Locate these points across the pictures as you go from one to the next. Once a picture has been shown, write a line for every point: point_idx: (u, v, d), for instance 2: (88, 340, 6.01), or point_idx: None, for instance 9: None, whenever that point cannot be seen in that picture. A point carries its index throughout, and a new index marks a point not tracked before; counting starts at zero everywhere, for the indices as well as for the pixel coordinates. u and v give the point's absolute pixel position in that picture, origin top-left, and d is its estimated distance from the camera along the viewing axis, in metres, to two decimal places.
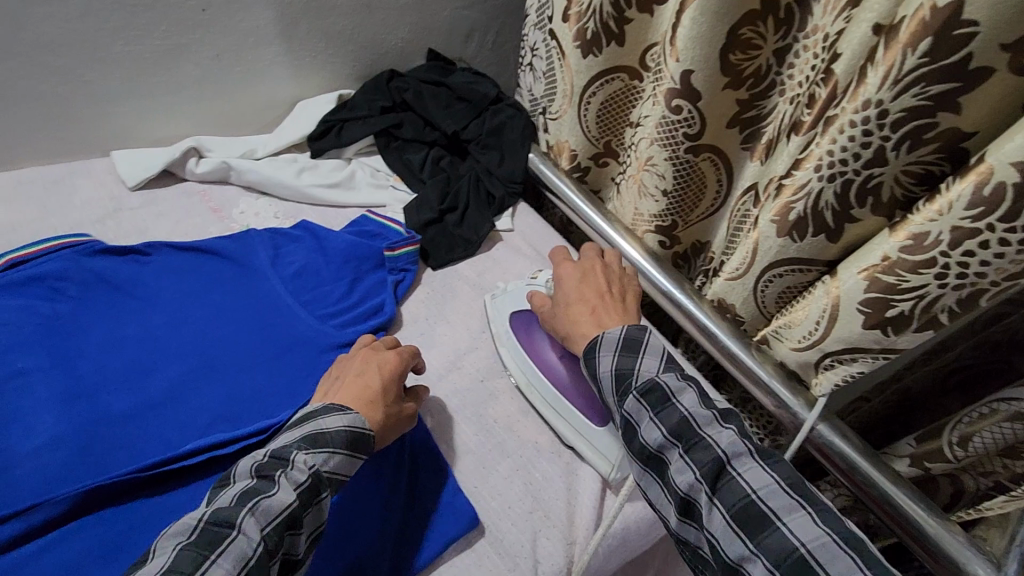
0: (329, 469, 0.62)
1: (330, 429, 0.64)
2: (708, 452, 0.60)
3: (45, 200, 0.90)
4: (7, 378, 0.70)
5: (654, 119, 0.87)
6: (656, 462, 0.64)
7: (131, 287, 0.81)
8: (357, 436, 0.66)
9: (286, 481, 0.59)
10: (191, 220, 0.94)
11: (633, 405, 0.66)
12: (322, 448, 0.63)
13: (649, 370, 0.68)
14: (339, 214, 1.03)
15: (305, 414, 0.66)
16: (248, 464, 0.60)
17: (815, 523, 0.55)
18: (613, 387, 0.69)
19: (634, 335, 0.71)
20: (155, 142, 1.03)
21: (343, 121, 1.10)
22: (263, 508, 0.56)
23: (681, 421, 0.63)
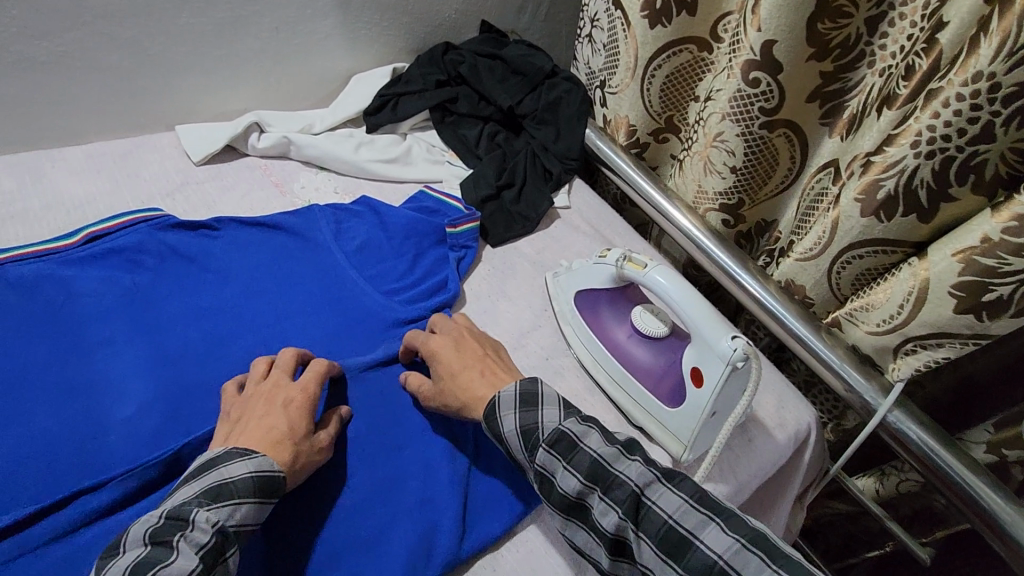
0: (236, 523, 0.56)
1: (233, 479, 0.58)
2: (622, 489, 0.60)
3: (115, 174, 0.92)
4: (96, 347, 0.72)
5: (727, 93, 0.84)
6: (580, 510, 0.63)
7: (204, 259, 0.82)
8: (265, 480, 0.59)
9: (184, 544, 0.52)
10: (255, 195, 0.95)
11: (544, 456, 0.64)
12: (228, 500, 0.56)
13: (550, 421, 0.67)
14: (397, 189, 1.03)
15: (203, 465, 0.59)
16: (139, 528, 0.53)
17: (725, 531, 0.56)
18: (518, 443, 0.66)
19: (527, 390, 0.69)
20: (215, 116, 1.04)
21: (398, 95, 1.09)
22: None
23: (591, 465, 0.62)
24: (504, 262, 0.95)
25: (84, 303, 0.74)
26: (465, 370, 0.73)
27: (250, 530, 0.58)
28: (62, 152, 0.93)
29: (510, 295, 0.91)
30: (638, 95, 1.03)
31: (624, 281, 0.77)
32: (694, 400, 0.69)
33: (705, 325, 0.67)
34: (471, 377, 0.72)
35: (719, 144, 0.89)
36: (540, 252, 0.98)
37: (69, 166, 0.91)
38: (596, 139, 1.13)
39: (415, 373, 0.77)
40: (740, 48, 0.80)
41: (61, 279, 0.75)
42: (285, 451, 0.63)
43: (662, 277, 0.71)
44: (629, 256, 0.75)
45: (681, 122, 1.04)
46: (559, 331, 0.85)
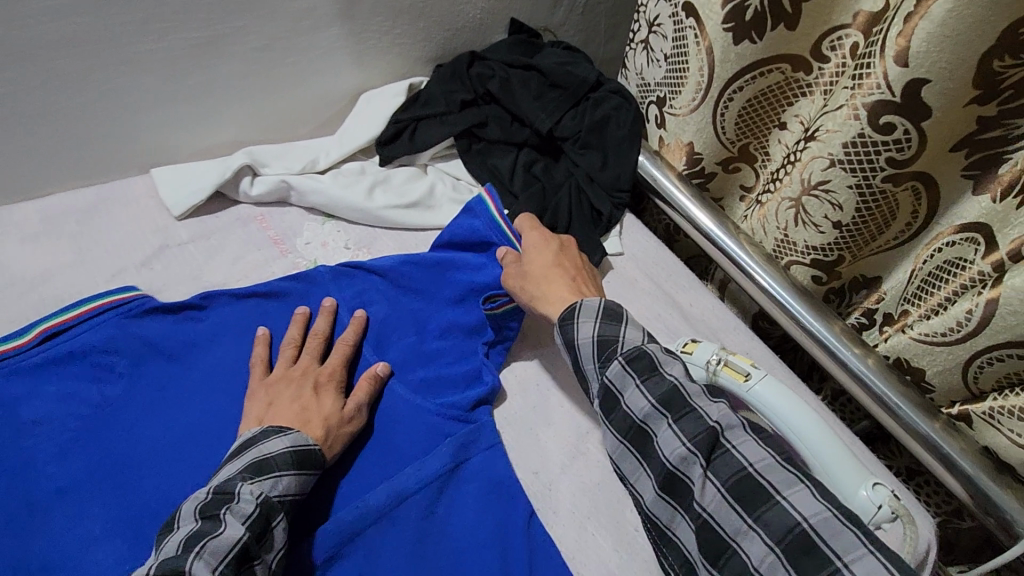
0: (280, 494, 0.56)
1: (272, 453, 0.58)
2: (697, 421, 0.52)
3: (78, 238, 0.75)
4: (59, 494, 0.59)
5: (840, 135, 0.66)
6: (641, 436, 0.54)
7: (189, 356, 0.68)
8: (302, 454, 0.59)
9: (232, 516, 0.52)
10: (251, 257, 0.79)
11: (616, 372, 0.56)
12: (269, 473, 0.56)
13: (633, 340, 0.59)
14: (419, 239, 0.86)
15: (242, 446, 0.59)
16: (188, 504, 0.52)
17: (815, 497, 0.47)
18: (591, 353, 0.59)
19: (613, 307, 0.62)
20: (197, 154, 0.86)
21: (416, 120, 0.91)
22: (212, 548, 0.48)
23: (668, 390, 0.54)
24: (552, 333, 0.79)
25: (45, 433, 0.61)
26: (557, 267, 0.68)
27: (294, 500, 0.58)
28: (14, 212, 0.76)
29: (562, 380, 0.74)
30: (708, 120, 0.85)
31: (716, 386, 0.62)
32: None
33: (836, 469, 0.52)
34: (560, 277, 0.68)
35: (821, 193, 0.72)
36: None
37: (23, 232, 0.75)
38: (649, 166, 0.94)
39: (513, 252, 0.74)
40: (864, 83, 0.62)
41: (9, 405, 0.61)
42: (318, 426, 0.62)
43: (772, 395, 0.56)
44: (725, 358, 0.60)
45: (759, 152, 0.86)
46: None
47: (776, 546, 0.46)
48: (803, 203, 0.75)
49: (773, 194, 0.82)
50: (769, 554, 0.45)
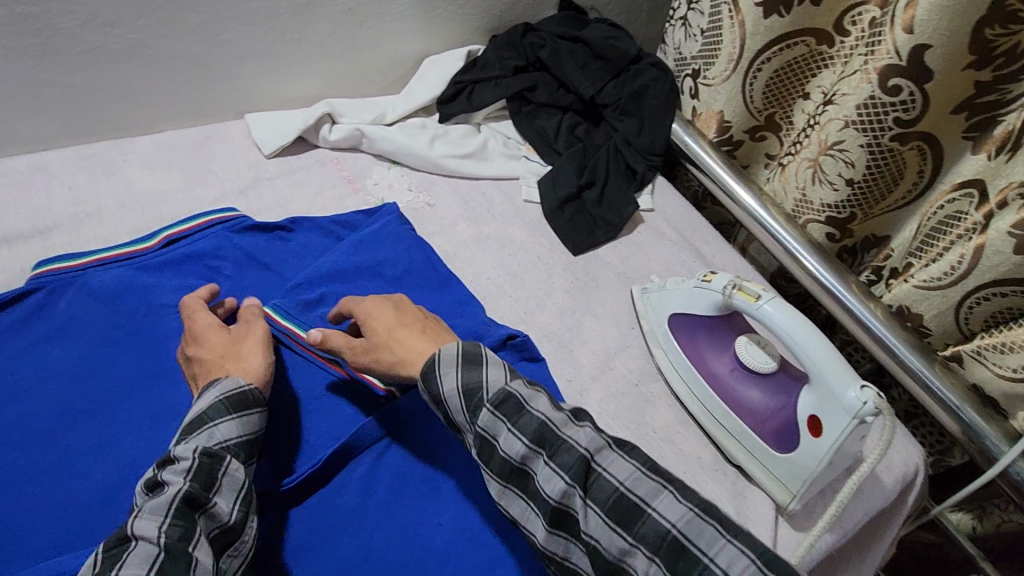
0: (220, 441, 0.56)
1: (202, 410, 0.58)
2: (570, 454, 0.54)
3: (186, 167, 0.88)
4: (180, 365, 0.68)
5: (855, 98, 0.74)
6: (520, 477, 0.55)
7: (282, 268, 0.79)
8: (231, 399, 0.59)
9: (172, 475, 0.52)
10: (329, 192, 0.91)
11: (487, 419, 0.56)
12: (203, 427, 0.56)
13: (496, 380, 0.58)
14: (473, 187, 0.97)
15: (179, 420, 0.59)
16: (137, 485, 0.53)
17: (678, 500, 0.51)
18: (460, 405, 0.57)
19: (472, 349, 0.61)
20: (283, 104, 0.99)
21: (474, 82, 1.02)
22: (154, 506, 0.49)
23: (539, 428, 0.55)
24: (587, 272, 0.89)
25: (165, 314, 0.71)
26: (392, 330, 0.65)
27: (243, 442, 0.58)
28: (131, 142, 0.89)
29: (594, 310, 0.84)
30: (738, 89, 0.93)
31: (731, 309, 0.71)
32: (811, 450, 0.64)
33: (829, 373, 0.61)
34: (408, 333, 0.65)
35: (836, 153, 0.80)
36: (624, 261, 0.91)
37: (139, 159, 0.88)
38: (682, 133, 1.04)
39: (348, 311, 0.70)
40: (878, 49, 0.70)
41: (141, 292, 0.71)
42: (234, 366, 0.64)
43: (777, 312, 0.65)
44: (739, 283, 0.69)
45: (783, 121, 0.94)
46: (650, 354, 0.80)
47: (655, 556, 0.50)
48: (820, 163, 0.84)
49: (794, 158, 0.90)
50: (651, 565, 0.49)
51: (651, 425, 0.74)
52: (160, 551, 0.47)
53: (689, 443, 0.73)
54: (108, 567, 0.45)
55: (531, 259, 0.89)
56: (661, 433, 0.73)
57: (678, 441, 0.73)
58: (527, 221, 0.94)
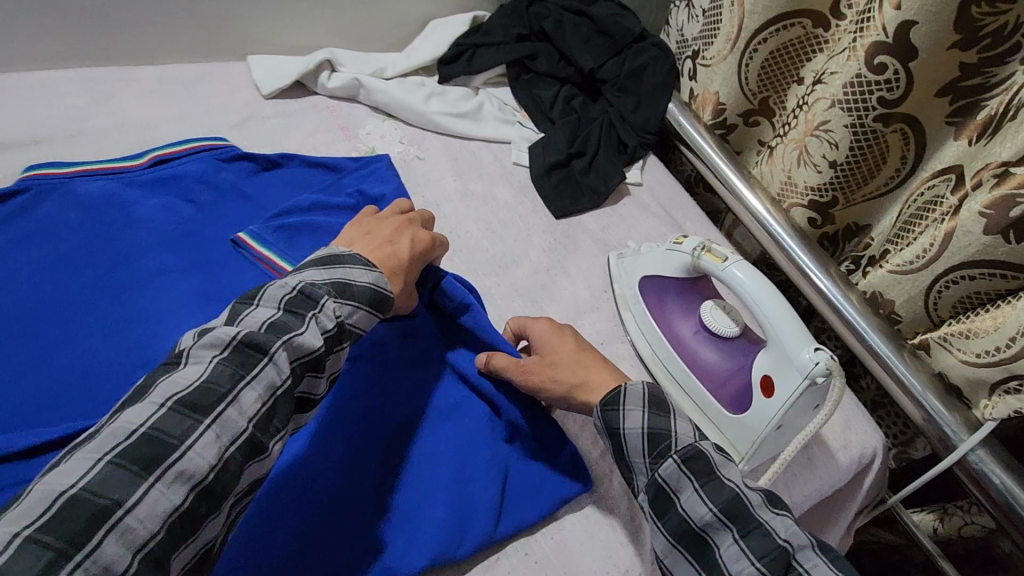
0: (351, 322, 0.56)
1: (356, 283, 0.57)
2: (765, 541, 0.50)
3: (184, 98, 0.90)
4: (150, 275, 0.69)
5: (842, 77, 0.75)
6: (699, 544, 0.53)
7: (264, 200, 0.80)
8: (379, 296, 0.59)
9: (314, 322, 0.52)
10: (321, 136, 0.92)
11: (672, 471, 0.56)
12: (348, 300, 0.56)
13: (685, 435, 0.59)
14: (463, 145, 0.98)
15: (329, 258, 0.58)
16: (279, 289, 0.52)
17: (797, 528, 0.51)
18: (645, 449, 0.59)
19: (657, 393, 0.62)
20: (289, 51, 1.01)
21: (476, 46, 1.04)
22: (295, 344, 0.49)
23: (732, 501, 0.53)
24: (567, 235, 0.89)
25: (144, 228, 0.72)
26: (396, 273, 0.64)
27: (360, 334, 0.57)
28: (134, 70, 0.91)
29: (570, 271, 0.85)
30: (734, 69, 0.94)
31: (700, 272, 0.71)
32: (761, 411, 0.64)
33: (787, 335, 0.61)
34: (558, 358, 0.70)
35: (822, 133, 0.80)
36: (605, 229, 0.92)
37: (139, 86, 0.89)
38: (678, 114, 1.04)
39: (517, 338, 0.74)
40: (868, 27, 0.71)
41: (123, 204, 0.73)
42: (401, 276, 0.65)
43: (742, 274, 0.65)
44: (709, 246, 0.69)
45: (776, 106, 0.94)
46: (618, 317, 0.80)
47: None
48: (806, 145, 0.84)
49: (783, 141, 0.90)
50: None
51: None
52: (281, 391, 0.48)
53: None
54: (241, 373, 0.46)
55: (513, 217, 0.89)
56: None
57: None
58: (513, 182, 0.95)
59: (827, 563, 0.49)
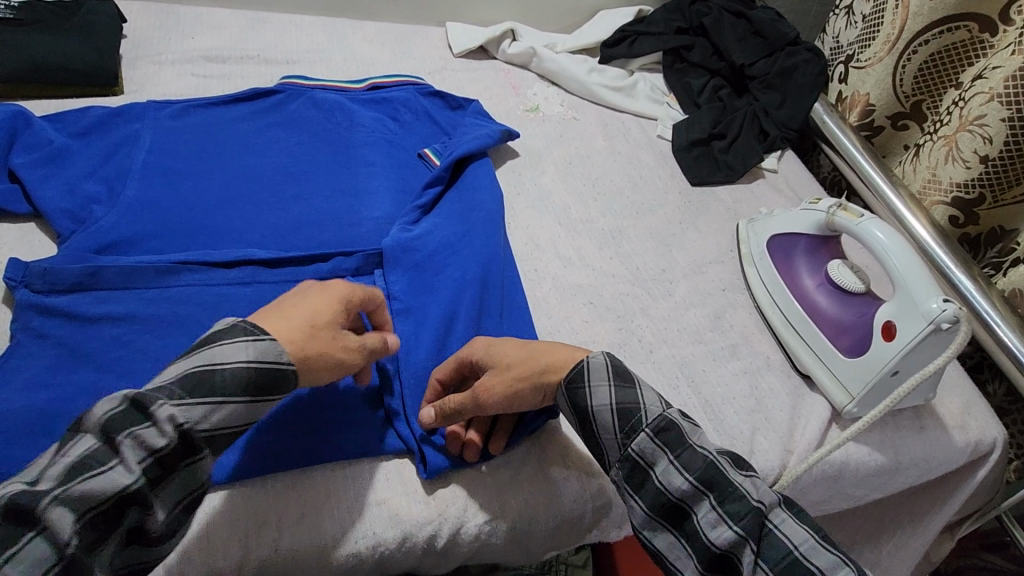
0: (208, 428, 0.46)
1: (225, 367, 0.47)
2: (740, 503, 0.52)
3: (395, 48, 1.10)
4: (360, 164, 0.85)
5: (1005, 72, 0.80)
6: (677, 513, 0.54)
7: (448, 127, 0.95)
8: (263, 375, 0.48)
9: (133, 449, 0.42)
10: (497, 89, 1.07)
11: (646, 445, 0.55)
12: (207, 397, 0.46)
13: (653, 406, 0.57)
14: (614, 115, 1.09)
15: (200, 339, 0.47)
16: (103, 405, 0.43)
17: (799, 523, 0.52)
18: (615, 423, 0.57)
19: (619, 365, 0.60)
20: (478, 22, 1.18)
21: (638, 33, 1.16)
22: (86, 489, 0.40)
23: (706, 468, 0.53)
24: (700, 200, 0.97)
25: (359, 130, 0.89)
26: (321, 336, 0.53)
27: (232, 433, 0.48)
28: (361, 24, 1.12)
29: (700, 228, 0.92)
30: (890, 70, 0.98)
31: (834, 229, 0.76)
32: (879, 353, 0.68)
33: (915, 281, 0.66)
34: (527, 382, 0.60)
35: (976, 128, 0.84)
36: (737, 201, 0.99)
37: (363, 34, 1.10)
38: (823, 114, 1.09)
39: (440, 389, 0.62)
40: None
41: (348, 111, 0.91)
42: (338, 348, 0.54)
43: (876, 227, 0.70)
44: (844, 204, 0.75)
45: (929, 109, 0.98)
46: (742, 272, 0.86)
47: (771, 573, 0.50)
48: (956, 140, 0.87)
49: (931, 138, 0.93)
50: None
51: (730, 320, 0.80)
52: (54, 562, 0.38)
53: (763, 345, 0.78)
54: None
55: (652, 178, 0.99)
56: (737, 327, 0.79)
57: (752, 339, 0.78)
58: (655, 150, 1.04)
59: (794, 519, 0.52)
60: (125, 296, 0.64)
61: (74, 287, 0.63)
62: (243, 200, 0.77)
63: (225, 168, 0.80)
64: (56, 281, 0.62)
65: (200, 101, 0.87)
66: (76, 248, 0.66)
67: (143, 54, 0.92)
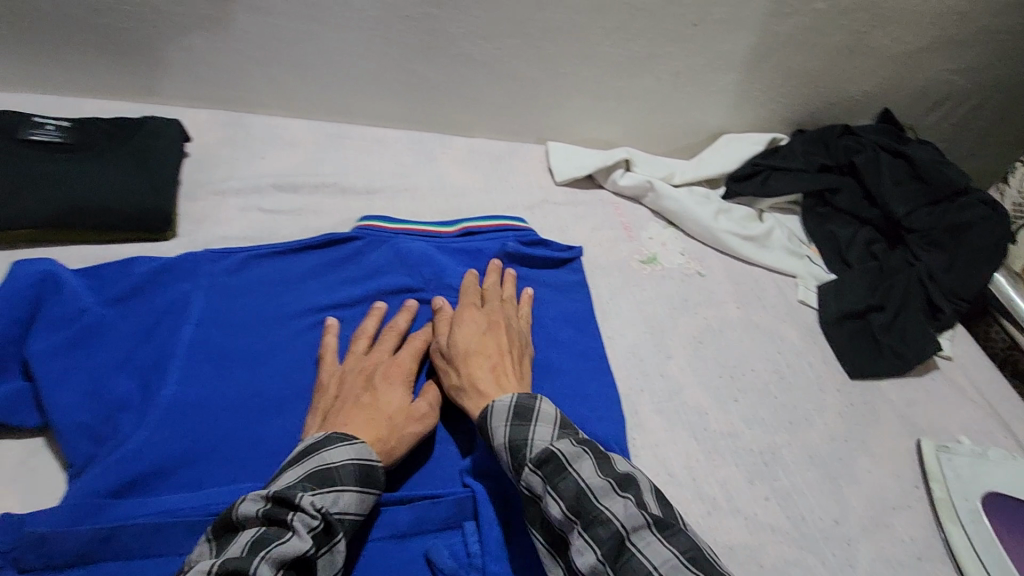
0: (340, 511, 0.50)
1: (341, 465, 0.51)
2: (606, 528, 0.47)
3: (489, 173, 0.94)
4: None
5: None
6: (561, 543, 0.50)
7: (553, 289, 0.77)
8: (369, 471, 0.53)
9: (301, 524, 0.46)
10: (606, 231, 0.90)
11: (530, 481, 0.52)
12: (331, 486, 0.50)
13: (543, 439, 0.54)
14: (744, 270, 0.90)
15: (305, 448, 0.52)
16: (253, 499, 0.47)
17: (666, 546, 0.46)
18: (506, 460, 0.54)
19: (525, 402, 0.56)
20: (581, 141, 1.02)
21: (773, 168, 0.97)
22: (280, 555, 0.44)
23: (575, 495, 0.49)
24: (865, 401, 0.77)
25: (449, 295, 0.73)
26: (381, 421, 0.57)
27: (354, 521, 0.51)
28: (452, 141, 0.97)
29: (871, 449, 0.72)
30: None
31: None
32: None
33: None
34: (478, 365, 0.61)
35: None
36: (909, 403, 0.78)
37: (454, 156, 0.95)
38: (1006, 288, 0.89)
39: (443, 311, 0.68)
40: None
41: (437, 268, 0.75)
42: (382, 425, 0.57)
43: None
44: None
45: None
46: (938, 529, 0.66)
47: None
48: None
49: None
50: None
51: None
52: None
53: None
54: None
55: (802, 365, 0.79)
56: None
57: None
58: (800, 322, 0.85)
59: (663, 541, 0.47)
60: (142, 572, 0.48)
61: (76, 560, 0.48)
62: (306, 400, 0.61)
63: (280, 353, 0.64)
64: (51, 554, 0.47)
65: (265, 249, 0.72)
66: (88, 491, 0.51)
67: (204, 181, 0.80)
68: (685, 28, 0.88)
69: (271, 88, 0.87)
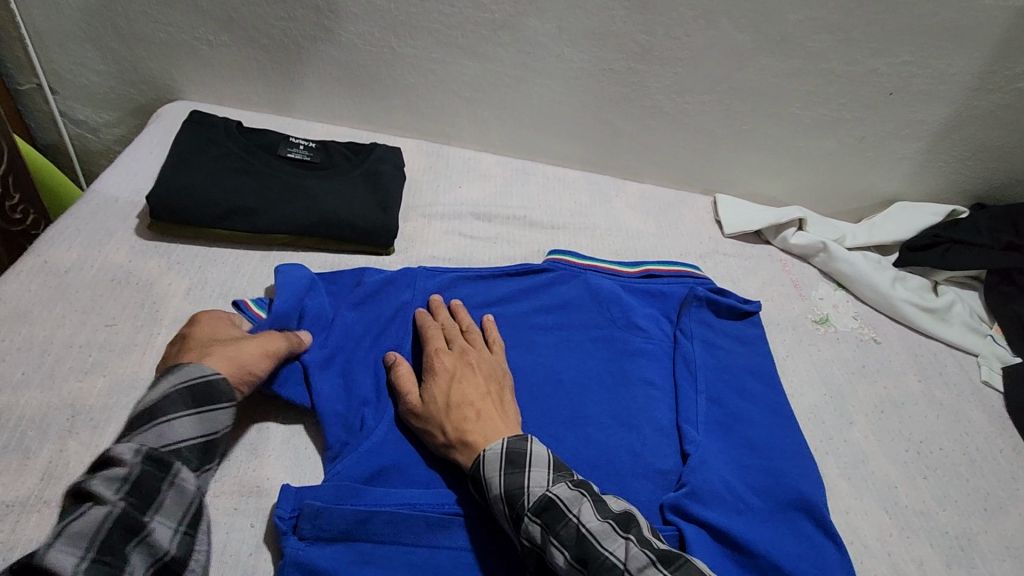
0: (169, 442, 0.52)
1: (153, 401, 0.53)
2: (611, 573, 0.48)
3: (660, 218, 0.98)
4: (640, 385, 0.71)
5: None
6: None
7: (733, 339, 0.79)
8: (194, 389, 0.55)
9: (103, 485, 0.47)
10: (778, 288, 0.91)
11: (529, 532, 0.52)
12: (154, 421, 0.52)
13: (538, 483, 0.54)
14: (922, 342, 0.88)
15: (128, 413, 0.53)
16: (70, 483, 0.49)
17: None
18: (502, 512, 0.53)
19: (517, 447, 0.56)
20: (747, 195, 1.04)
21: (953, 241, 0.95)
22: (82, 521, 0.45)
23: (581, 543, 0.49)
24: None
25: (637, 334, 0.76)
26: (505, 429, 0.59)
27: (195, 444, 0.54)
28: (625, 184, 1.02)
29: None
30: None
31: None
32: None
33: None
34: (465, 417, 0.59)
35: None
36: None
37: (628, 199, 1.00)
38: None
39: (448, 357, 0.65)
40: None
41: (625, 307, 0.78)
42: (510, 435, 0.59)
43: None
44: None
45: None
46: None
47: None
48: None
49: None
50: None
51: None
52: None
53: None
54: None
55: (991, 450, 0.76)
56: None
57: None
58: (985, 404, 0.82)
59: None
60: (391, 556, 0.54)
61: (340, 535, 0.54)
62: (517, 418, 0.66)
63: None
64: (323, 526, 0.54)
65: (469, 272, 0.77)
66: (346, 475, 0.58)
67: (413, 204, 0.88)
68: (879, 97, 0.89)
69: (471, 124, 0.96)
